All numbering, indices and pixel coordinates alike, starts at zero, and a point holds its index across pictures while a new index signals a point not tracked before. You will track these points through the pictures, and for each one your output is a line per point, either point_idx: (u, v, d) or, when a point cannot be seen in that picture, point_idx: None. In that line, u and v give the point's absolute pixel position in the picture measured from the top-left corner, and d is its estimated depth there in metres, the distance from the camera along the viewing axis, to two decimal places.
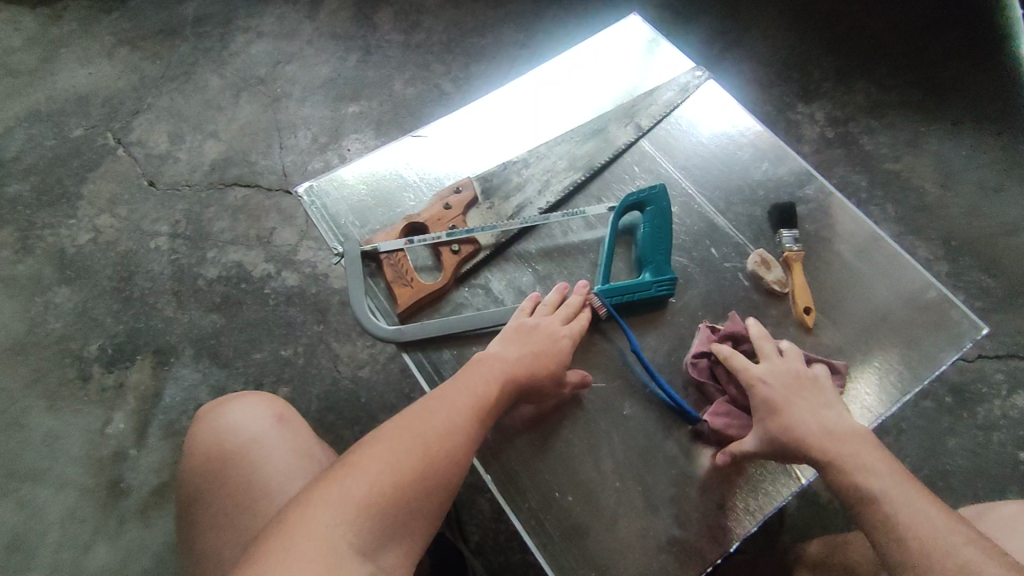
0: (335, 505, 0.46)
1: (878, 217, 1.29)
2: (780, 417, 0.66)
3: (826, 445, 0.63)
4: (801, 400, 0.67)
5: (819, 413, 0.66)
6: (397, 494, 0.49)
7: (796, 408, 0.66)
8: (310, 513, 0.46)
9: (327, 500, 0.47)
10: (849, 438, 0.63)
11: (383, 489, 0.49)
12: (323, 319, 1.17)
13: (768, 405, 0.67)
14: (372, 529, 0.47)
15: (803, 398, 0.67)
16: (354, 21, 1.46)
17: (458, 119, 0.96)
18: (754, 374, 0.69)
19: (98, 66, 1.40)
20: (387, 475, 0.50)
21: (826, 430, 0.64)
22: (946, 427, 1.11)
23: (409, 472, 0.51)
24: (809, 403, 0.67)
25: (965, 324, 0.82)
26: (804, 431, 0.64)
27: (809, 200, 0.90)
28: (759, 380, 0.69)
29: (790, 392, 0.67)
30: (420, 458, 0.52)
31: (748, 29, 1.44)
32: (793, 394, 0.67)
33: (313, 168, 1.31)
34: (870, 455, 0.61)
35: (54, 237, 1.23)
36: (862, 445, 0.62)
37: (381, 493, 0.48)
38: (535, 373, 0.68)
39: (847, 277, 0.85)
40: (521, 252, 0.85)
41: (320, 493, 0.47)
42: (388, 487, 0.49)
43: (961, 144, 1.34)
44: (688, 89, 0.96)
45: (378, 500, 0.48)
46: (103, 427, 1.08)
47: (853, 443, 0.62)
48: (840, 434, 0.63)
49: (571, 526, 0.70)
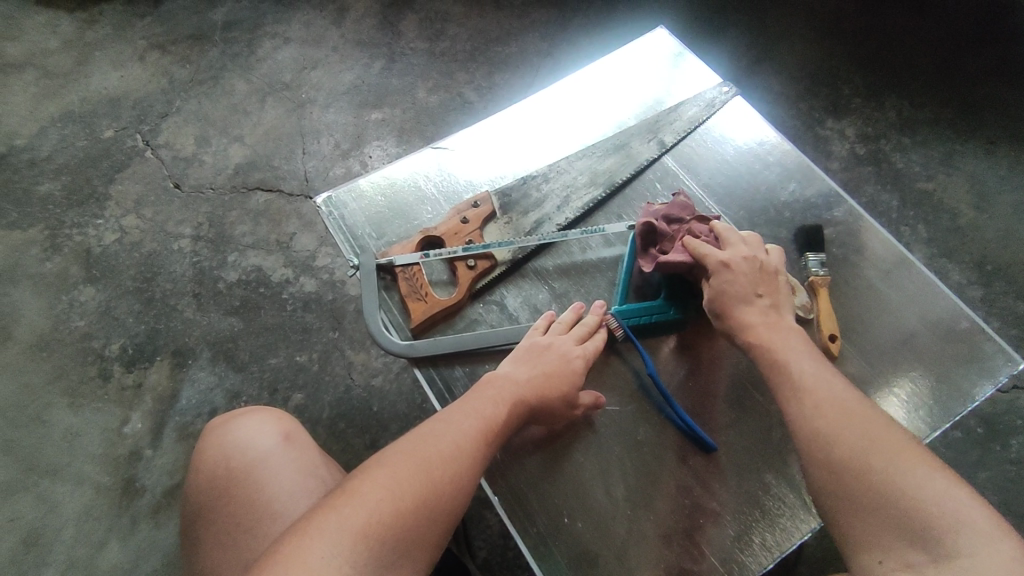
0: (332, 535, 0.46)
1: (909, 239, 1.25)
2: (729, 306, 0.68)
3: (762, 334, 0.65)
4: (752, 295, 0.68)
5: (767, 310, 0.67)
6: (396, 524, 0.48)
7: (747, 303, 0.67)
8: (306, 543, 0.45)
9: (324, 530, 0.46)
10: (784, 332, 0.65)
11: (382, 518, 0.48)
12: (338, 325, 1.18)
13: (725, 291, 0.68)
14: (370, 559, 0.46)
15: (756, 292, 0.68)
16: (380, 28, 1.47)
17: (478, 131, 0.95)
18: (718, 260, 0.69)
19: (130, 69, 1.43)
20: (387, 503, 0.49)
21: (766, 321, 0.66)
22: (975, 460, 1.06)
23: (409, 500, 0.50)
24: (758, 291, 0.68)
25: (999, 357, 0.78)
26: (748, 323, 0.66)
27: (837, 223, 0.87)
28: (720, 262, 0.69)
29: (747, 276, 0.68)
30: (422, 484, 0.51)
31: (779, 43, 1.41)
32: (750, 286, 0.68)
33: (335, 175, 1.32)
34: (804, 355, 0.62)
35: (82, 236, 1.26)
36: (796, 340, 0.64)
37: (380, 523, 0.47)
38: (545, 395, 0.67)
39: (874, 303, 0.82)
40: (538, 269, 0.84)
41: (318, 522, 0.47)
42: (388, 517, 0.48)
43: (998, 164, 1.29)
44: (714, 105, 0.94)
45: (376, 529, 0.47)
46: (121, 427, 1.10)
47: (786, 334, 0.65)
48: (779, 328, 0.66)
49: (581, 555, 0.68)
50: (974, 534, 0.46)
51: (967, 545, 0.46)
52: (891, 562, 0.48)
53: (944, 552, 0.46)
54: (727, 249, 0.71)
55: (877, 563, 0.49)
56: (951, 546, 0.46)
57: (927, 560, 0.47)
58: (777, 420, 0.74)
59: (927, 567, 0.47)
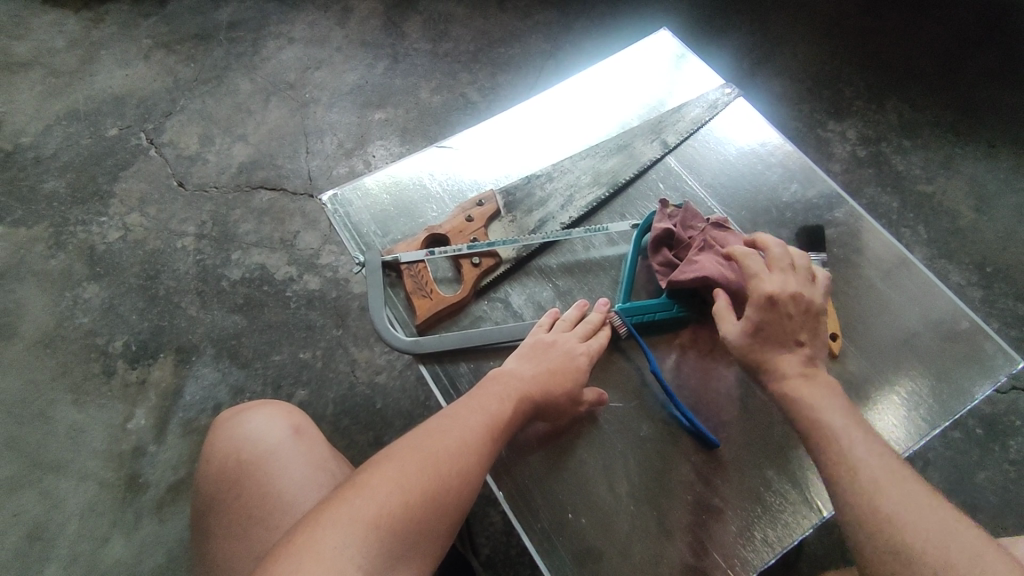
0: (344, 525, 0.46)
1: (909, 240, 1.26)
2: (764, 351, 0.65)
3: (796, 388, 0.62)
4: (793, 342, 0.65)
5: (806, 359, 0.64)
6: (405, 515, 0.49)
7: (784, 348, 0.64)
8: (319, 533, 0.46)
9: (336, 520, 0.47)
10: (824, 386, 0.62)
11: (391, 511, 0.48)
12: (342, 323, 1.18)
13: (761, 331, 0.65)
14: (380, 550, 0.46)
15: (796, 339, 0.65)
16: (384, 29, 1.48)
17: (482, 130, 0.96)
18: (765, 295, 0.65)
19: (135, 68, 1.43)
20: (397, 495, 0.49)
21: (803, 373, 0.63)
22: (975, 459, 1.07)
23: (418, 493, 0.50)
24: (800, 338, 0.65)
25: (999, 356, 0.79)
26: (784, 369, 0.63)
27: (838, 224, 0.88)
28: (767, 297, 0.65)
29: (791, 321, 0.65)
30: (430, 477, 0.52)
31: (781, 45, 1.42)
32: (788, 332, 0.65)
33: (338, 174, 1.33)
34: (843, 417, 0.59)
35: (86, 233, 1.26)
36: (840, 399, 0.61)
37: (390, 515, 0.48)
38: (549, 391, 0.67)
39: (875, 303, 0.83)
40: (542, 267, 0.85)
41: (328, 513, 0.47)
42: (397, 509, 0.49)
43: (998, 167, 1.30)
44: (717, 106, 0.95)
45: (387, 520, 0.48)
46: (125, 423, 1.10)
47: (825, 391, 0.62)
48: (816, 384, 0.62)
49: (584, 550, 0.69)
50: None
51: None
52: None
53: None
54: (773, 279, 0.67)
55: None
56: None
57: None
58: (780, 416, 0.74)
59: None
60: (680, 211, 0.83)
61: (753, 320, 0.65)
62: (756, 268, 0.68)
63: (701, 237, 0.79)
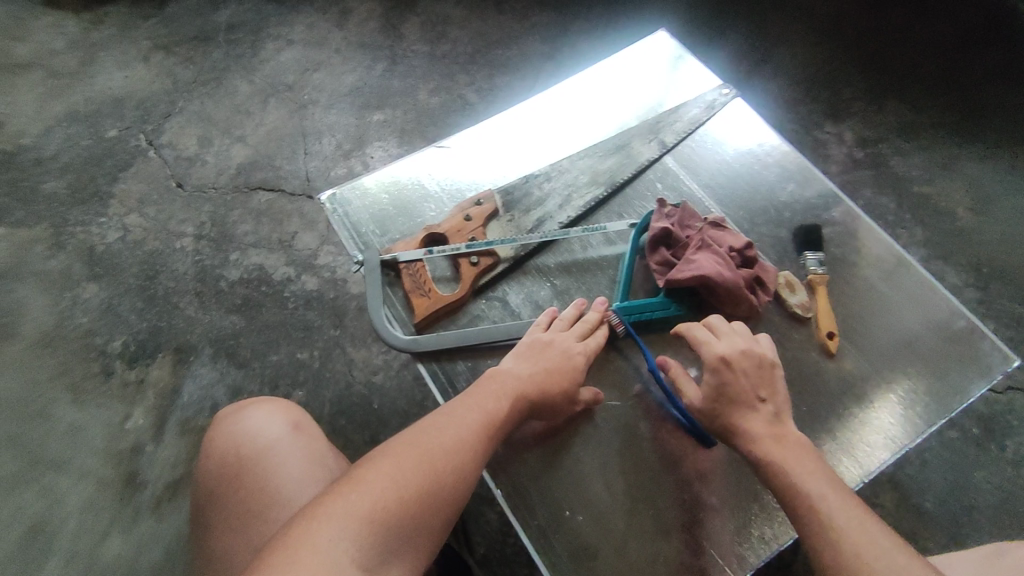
0: (339, 520, 0.46)
1: (906, 240, 1.26)
2: (727, 412, 0.65)
3: (761, 449, 0.62)
4: (754, 398, 0.65)
5: (771, 417, 0.64)
6: (401, 510, 0.49)
7: (749, 407, 0.65)
8: (314, 527, 0.46)
9: (331, 515, 0.47)
10: (793, 445, 0.61)
11: (387, 506, 0.49)
12: (340, 323, 1.18)
13: (724, 390, 0.66)
14: (376, 544, 0.47)
15: (756, 398, 0.65)
16: (382, 31, 1.49)
17: (481, 131, 0.96)
18: (717, 356, 0.67)
19: (134, 70, 1.44)
20: (392, 491, 0.50)
21: (766, 432, 0.63)
22: (973, 459, 1.07)
23: (415, 489, 0.51)
24: (760, 395, 0.65)
25: (995, 355, 0.79)
26: (749, 427, 0.64)
27: (835, 223, 0.88)
28: (717, 358, 0.67)
29: (747, 377, 0.66)
30: (427, 473, 0.52)
31: (778, 47, 1.43)
32: (748, 388, 0.65)
33: (336, 175, 1.33)
34: (808, 472, 0.58)
35: (85, 233, 1.26)
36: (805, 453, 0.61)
37: (385, 510, 0.48)
38: (546, 390, 0.67)
39: (871, 302, 0.83)
40: (540, 266, 0.85)
41: (326, 506, 0.47)
42: (393, 504, 0.49)
43: (994, 168, 1.31)
44: (714, 107, 0.95)
45: (381, 516, 0.48)
46: (123, 423, 1.10)
47: (793, 447, 0.61)
48: (782, 441, 0.62)
49: (581, 547, 0.69)
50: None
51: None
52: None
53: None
54: (723, 340, 0.69)
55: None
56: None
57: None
58: None
59: None
60: (678, 211, 0.83)
61: (712, 383, 0.67)
62: (705, 335, 0.70)
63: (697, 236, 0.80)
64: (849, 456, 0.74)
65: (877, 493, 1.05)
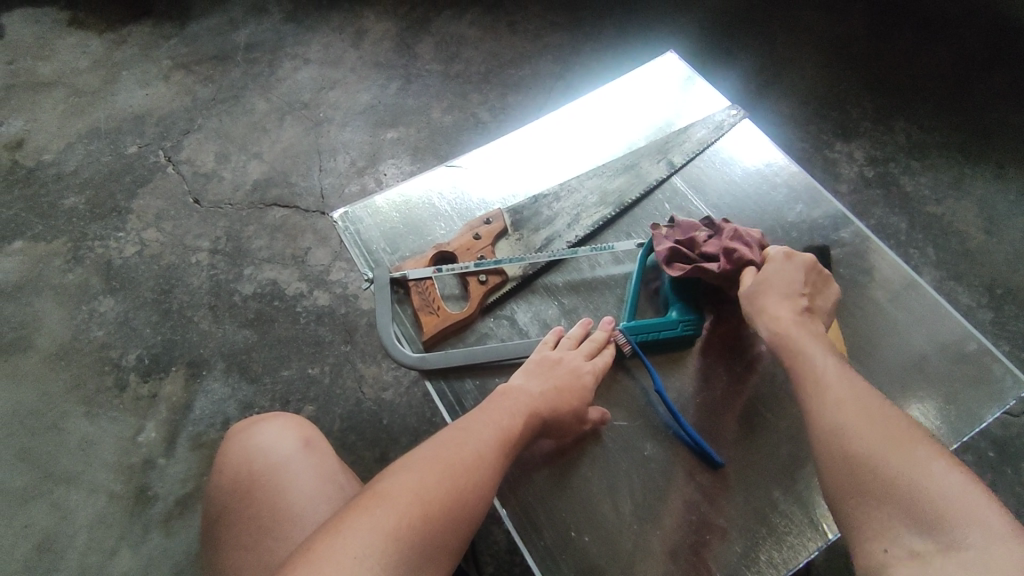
0: (364, 534, 0.47)
1: (918, 261, 1.25)
2: (770, 295, 0.70)
3: (792, 328, 0.66)
4: (798, 293, 0.70)
5: (803, 310, 0.69)
6: (423, 527, 0.50)
7: (787, 297, 0.69)
8: (339, 542, 0.46)
9: (357, 529, 0.47)
10: (812, 332, 0.66)
11: (410, 521, 0.49)
12: (350, 339, 1.20)
13: (770, 281, 0.70)
14: (401, 559, 0.47)
15: (799, 295, 0.70)
16: (397, 50, 1.52)
17: (491, 150, 0.97)
18: (780, 252, 0.72)
19: (155, 88, 1.48)
20: (416, 507, 0.50)
21: (800, 319, 0.67)
22: (988, 483, 1.05)
23: (436, 505, 0.52)
24: (802, 291, 0.70)
25: (1008, 379, 0.78)
26: (781, 313, 0.68)
27: (844, 244, 0.88)
28: (780, 253, 0.72)
29: (798, 273, 0.71)
30: (447, 490, 0.53)
31: (787, 68, 1.44)
32: (794, 284, 0.70)
33: (350, 192, 1.35)
34: (824, 359, 0.62)
35: (103, 248, 1.29)
36: (825, 345, 0.65)
37: (409, 526, 0.49)
38: (557, 409, 0.68)
39: (881, 323, 0.83)
40: (548, 285, 0.86)
41: (349, 522, 0.48)
42: (416, 520, 0.50)
43: (1008, 188, 1.30)
44: (723, 128, 0.96)
45: (406, 532, 0.49)
46: (135, 436, 1.12)
47: (815, 336, 0.66)
48: (810, 329, 0.66)
49: (587, 568, 0.68)
50: (985, 531, 0.46)
51: (976, 534, 0.46)
52: (896, 551, 0.48)
53: (950, 542, 0.46)
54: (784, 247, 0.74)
55: (882, 553, 0.49)
56: (956, 535, 0.46)
57: (932, 547, 0.47)
58: (783, 437, 0.74)
59: (917, 529, 0.48)
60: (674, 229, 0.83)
61: (767, 270, 0.71)
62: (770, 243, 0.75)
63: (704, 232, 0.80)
64: None
65: None
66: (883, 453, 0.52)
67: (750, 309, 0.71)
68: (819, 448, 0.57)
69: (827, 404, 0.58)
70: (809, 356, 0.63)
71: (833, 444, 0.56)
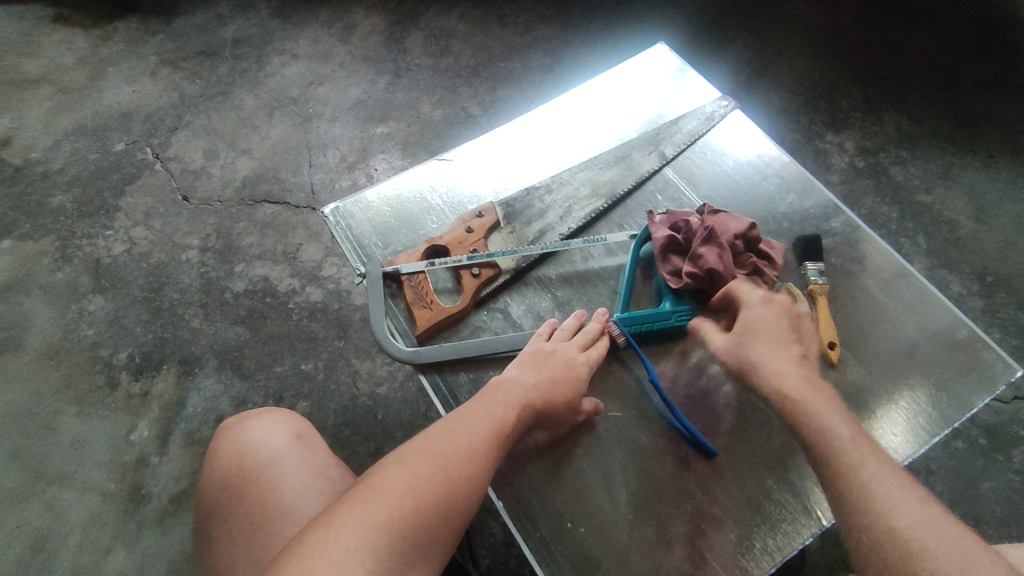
0: (356, 529, 0.47)
1: (909, 250, 1.26)
2: (760, 343, 0.67)
3: (792, 384, 0.63)
4: (788, 341, 0.67)
5: (799, 359, 0.66)
6: (416, 520, 0.50)
7: (778, 346, 0.67)
8: (330, 536, 0.46)
9: (348, 524, 0.47)
10: (818, 386, 0.63)
11: (403, 515, 0.49)
12: (343, 335, 1.19)
13: (757, 331, 0.68)
14: (392, 553, 0.47)
15: (790, 339, 0.67)
16: (386, 45, 1.51)
17: (483, 144, 0.97)
18: (757, 297, 0.71)
19: (141, 84, 1.46)
20: (408, 500, 0.50)
21: (801, 372, 0.65)
22: (979, 469, 1.06)
23: (428, 499, 0.51)
24: (792, 339, 0.68)
25: (999, 365, 0.79)
26: (778, 367, 0.65)
27: (836, 234, 0.89)
28: (761, 299, 0.70)
29: (780, 321, 0.69)
30: (440, 484, 0.53)
31: (777, 59, 1.44)
32: (782, 330, 0.68)
33: (340, 187, 1.34)
34: (845, 421, 0.59)
35: (91, 247, 1.28)
36: (831, 399, 0.62)
37: (402, 519, 0.49)
38: (551, 400, 0.68)
39: (873, 312, 0.83)
40: (541, 277, 0.86)
41: (341, 515, 0.48)
42: (408, 514, 0.49)
43: (998, 176, 1.31)
44: (714, 119, 0.96)
45: (398, 525, 0.48)
46: (128, 434, 1.11)
47: (818, 390, 0.63)
48: (810, 383, 0.63)
49: (583, 559, 0.69)
50: None
51: None
52: None
53: None
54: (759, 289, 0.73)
55: None
56: None
57: None
58: (777, 427, 0.75)
59: None
60: (668, 219, 0.84)
61: (748, 321, 0.69)
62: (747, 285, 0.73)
63: (693, 224, 0.81)
64: None
65: None
66: (929, 543, 0.49)
67: (741, 362, 0.68)
68: (867, 541, 0.51)
69: (882, 496, 0.53)
70: (832, 423, 0.59)
71: (878, 528, 0.51)
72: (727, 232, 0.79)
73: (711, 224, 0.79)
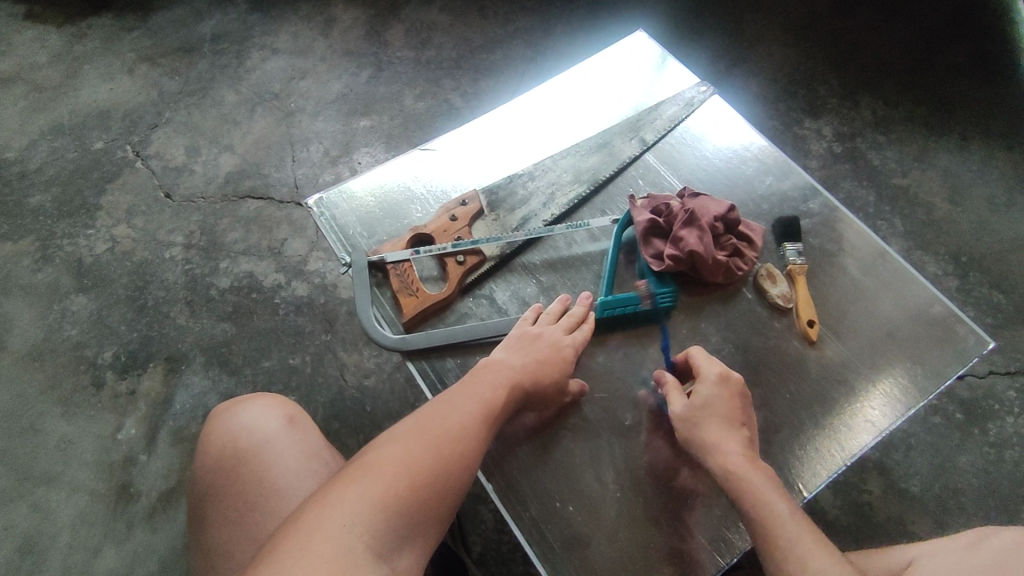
0: (351, 507, 0.48)
1: (886, 232, 1.29)
2: (713, 421, 0.67)
3: (740, 467, 0.64)
4: (738, 423, 0.68)
5: (745, 441, 0.67)
6: (410, 496, 0.50)
7: (730, 427, 0.67)
8: (324, 514, 0.47)
9: (342, 502, 0.48)
10: (760, 467, 0.64)
11: (397, 491, 0.50)
12: (330, 328, 1.19)
13: (710, 407, 0.68)
14: (388, 528, 0.48)
15: (739, 420, 0.68)
16: (366, 38, 1.50)
17: (466, 133, 0.97)
18: (716, 373, 0.70)
19: (119, 81, 1.44)
20: (402, 477, 0.51)
21: (747, 453, 0.65)
22: (956, 443, 1.09)
23: (422, 476, 0.52)
24: (742, 420, 0.68)
25: (971, 339, 0.82)
26: (727, 449, 0.65)
27: (813, 215, 0.90)
28: (718, 374, 0.70)
29: (734, 402, 0.69)
30: (432, 461, 0.54)
31: (755, 46, 1.46)
32: (734, 413, 0.68)
33: (324, 181, 1.34)
34: (788, 505, 0.61)
35: (72, 246, 1.26)
36: (773, 483, 0.63)
37: (397, 496, 0.50)
38: (538, 380, 0.69)
39: (850, 290, 0.85)
40: (525, 263, 0.87)
41: (336, 494, 0.49)
42: (402, 490, 0.50)
43: (971, 158, 1.34)
44: (693, 104, 0.98)
45: (393, 501, 0.49)
46: (115, 433, 1.10)
47: (763, 474, 0.64)
48: (757, 465, 0.64)
49: (571, 536, 0.70)
50: None
51: None
52: None
53: None
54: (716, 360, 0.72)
55: None
56: None
57: None
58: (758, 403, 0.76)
59: None
60: (648, 203, 0.85)
61: (704, 395, 0.69)
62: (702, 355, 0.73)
63: (675, 207, 0.82)
64: (835, 441, 0.76)
65: (865, 479, 1.07)
66: None
67: (689, 433, 0.68)
68: None
69: None
70: (777, 511, 0.60)
71: None
72: (708, 214, 0.81)
73: (692, 208, 0.81)
